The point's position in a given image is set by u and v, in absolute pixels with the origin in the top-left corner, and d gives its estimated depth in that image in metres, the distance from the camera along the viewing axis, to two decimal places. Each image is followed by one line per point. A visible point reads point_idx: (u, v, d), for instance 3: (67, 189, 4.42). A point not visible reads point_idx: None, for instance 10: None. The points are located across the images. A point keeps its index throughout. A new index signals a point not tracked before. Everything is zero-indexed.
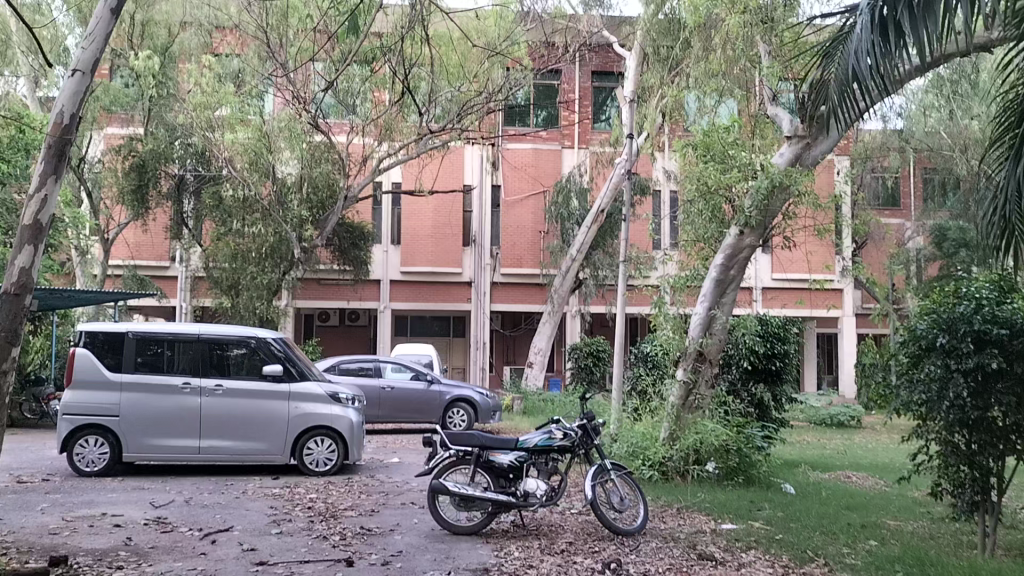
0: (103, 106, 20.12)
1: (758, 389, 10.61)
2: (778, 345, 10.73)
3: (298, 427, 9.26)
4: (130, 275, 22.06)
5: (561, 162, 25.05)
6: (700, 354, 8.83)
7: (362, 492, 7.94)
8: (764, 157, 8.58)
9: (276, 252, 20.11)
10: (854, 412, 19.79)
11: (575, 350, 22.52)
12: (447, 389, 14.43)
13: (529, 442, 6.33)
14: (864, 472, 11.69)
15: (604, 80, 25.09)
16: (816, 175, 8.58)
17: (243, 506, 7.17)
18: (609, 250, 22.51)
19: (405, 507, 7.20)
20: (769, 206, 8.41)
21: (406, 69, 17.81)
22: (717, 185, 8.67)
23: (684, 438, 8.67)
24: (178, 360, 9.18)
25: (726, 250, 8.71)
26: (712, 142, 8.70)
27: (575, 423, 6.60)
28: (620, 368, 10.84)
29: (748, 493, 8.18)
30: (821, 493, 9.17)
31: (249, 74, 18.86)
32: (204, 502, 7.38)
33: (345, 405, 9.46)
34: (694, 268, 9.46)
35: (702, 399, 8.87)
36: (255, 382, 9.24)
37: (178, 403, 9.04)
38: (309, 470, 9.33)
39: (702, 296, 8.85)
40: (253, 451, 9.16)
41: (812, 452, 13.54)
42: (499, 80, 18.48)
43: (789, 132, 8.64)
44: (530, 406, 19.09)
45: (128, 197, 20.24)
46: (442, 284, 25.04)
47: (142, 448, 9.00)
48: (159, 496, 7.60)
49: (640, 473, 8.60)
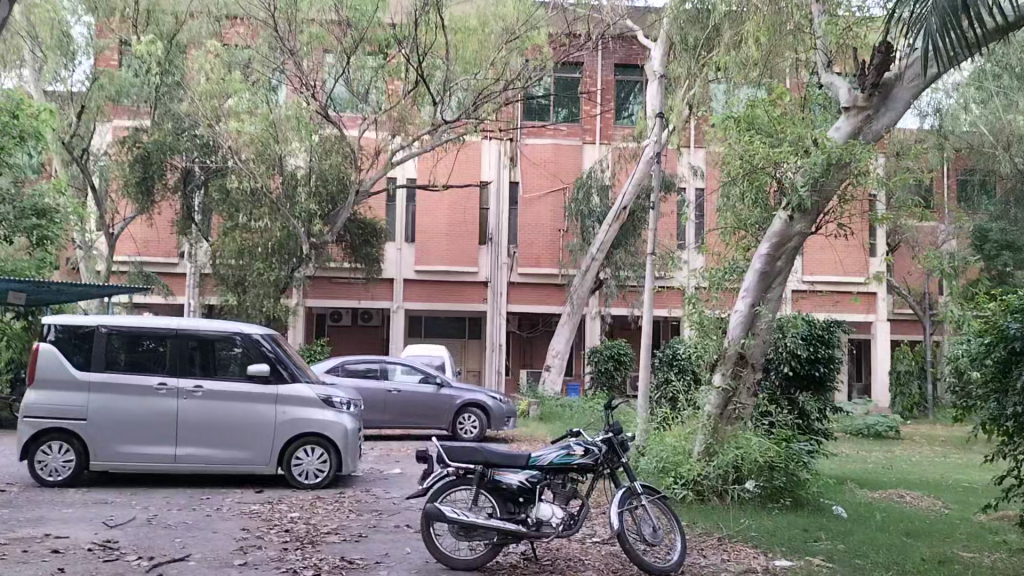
0: (110, 97, 18.78)
1: (801, 398, 9.49)
2: (822, 349, 9.61)
3: (286, 434, 8.25)
4: (135, 271, 21.18)
5: (582, 158, 24.05)
6: (740, 358, 7.74)
7: (351, 511, 6.93)
8: (820, 131, 7.48)
9: (284, 249, 19.15)
10: (893, 422, 18.57)
11: (595, 353, 21.40)
12: (457, 393, 13.40)
13: (543, 459, 5.29)
14: (918, 491, 10.53)
15: (626, 74, 24.23)
16: (877, 151, 7.49)
17: (212, 528, 6.18)
18: (631, 249, 21.42)
19: (398, 531, 6.17)
20: (824, 186, 7.28)
21: (420, 55, 17.00)
22: (767, 162, 7.49)
23: (722, 453, 7.52)
24: (155, 358, 8.23)
25: (772, 238, 7.61)
26: (757, 114, 7.71)
27: (599, 436, 5.56)
28: (647, 373, 9.73)
29: (799, 519, 7.06)
30: (877, 518, 8.03)
31: (258, 63, 18.03)
32: (169, 521, 6.41)
33: (339, 410, 8.45)
34: (732, 260, 8.42)
35: (742, 408, 7.76)
36: (239, 384, 8.25)
37: (153, 405, 8.08)
38: (297, 482, 8.32)
39: (743, 291, 7.75)
40: (235, 460, 8.16)
41: (855, 466, 12.42)
42: (518, 68, 17.44)
43: (848, 102, 7.52)
44: (547, 411, 17.99)
45: (132, 189, 19.23)
46: (456, 283, 24.00)
47: (111, 456, 8.05)
48: (119, 514, 6.62)
49: (672, 492, 7.49)
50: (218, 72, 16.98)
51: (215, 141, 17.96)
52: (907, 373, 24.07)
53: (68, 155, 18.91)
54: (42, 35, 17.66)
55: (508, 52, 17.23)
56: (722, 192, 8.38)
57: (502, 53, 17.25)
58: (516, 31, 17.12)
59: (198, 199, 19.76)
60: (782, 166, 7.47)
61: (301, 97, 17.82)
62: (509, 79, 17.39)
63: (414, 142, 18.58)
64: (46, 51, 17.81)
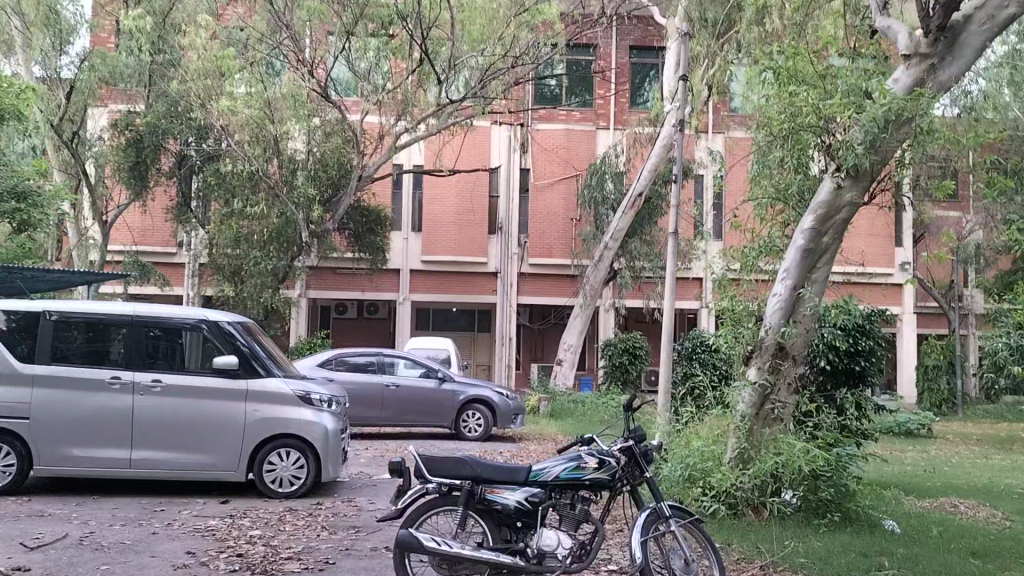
0: (102, 78, 17.77)
1: (840, 394, 8.31)
2: (862, 340, 8.50)
3: (257, 436, 7.24)
4: (130, 260, 20.00)
5: (596, 145, 22.88)
6: (780, 349, 6.57)
7: (325, 527, 5.94)
8: (874, 83, 6.36)
9: (281, 235, 17.89)
10: (925, 420, 17.43)
11: (610, 346, 20.32)
12: (460, 388, 12.40)
13: (548, 474, 4.29)
14: (970, 498, 9.41)
15: (643, 56, 23.12)
16: (946, 103, 6.31)
17: (150, 551, 5.20)
18: (647, 238, 20.23)
19: (375, 556, 5.16)
20: (881, 146, 6.17)
21: (424, 31, 15.76)
22: (817, 118, 6.40)
23: (758, 459, 6.42)
24: (107, 348, 7.26)
25: (819, 209, 6.51)
26: (799, 65, 6.68)
27: (616, 444, 4.53)
28: (667, 367, 8.64)
29: (851, 538, 6.00)
30: (934, 532, 6.98)
31: (254, 41, 16.78)
32: (103, 541, 5.42)
33: (319, 409, 7.45)
34: (768, 238, 7.39)
35: (782, 407, 6.60)
36: (205, 379, 7.25)
37: (105, 403, 7.12)
38: (270, 491, 7.31)
39: (784, 272, 6.62)
40: (199, 465, 7.17)
41: (895, 469, 11.25)
42: (527, 46, 16.22)
43: (908, 48, 6.36)
44: (558, 408, 16.89)
45: (126, 174, 18.21)
46: (465, 275, 22.93)
47: (59, 459, 7.10)
48: (50, 531, 5.66)
49: (701, 507, 6.46)
50: (211, 51, 15.80)
51: (208, 123, 16.72)
52: (936, 367, 22.82)
53: (58, 139, 18.05)
54: (27, 10, 16.62)
55: (517, 26, 15.99)
56: (760, 155, 7.37)
57: (511, 28, 16.04)
58: (526, 3, 15.87)
59: (195, 184, 18.80)
60: (833, 122, 6.39)
61: (299, 76, 16.58)
62: (519, 56, 16.20)
63: (418, 125, 17.46)
64: (32, 27, 16.79)
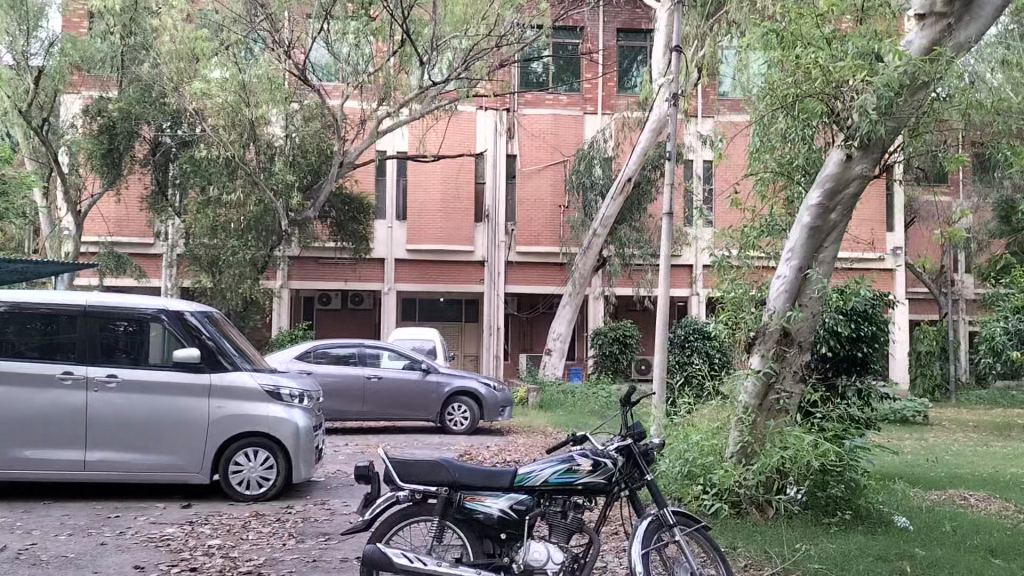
0: (74, 63, 16.94)
1: (843, 383, 7.81)
2: (865, 326, 8.03)
3: (222, 434, 6.71)
4: (106, 252, 19.03)
5: (583, 129, 22.32)
6: (785, 335, 6.05)
7: (292, 535, 5.43)
8: (885, 46, 5.88)
9: (260, 223, 17.26)
10: (921, 406, 17.10)
11: (600, 335, 19.82)
12: (445, 380, 11.89)
13: (535, 478, 3.79)
14: (980, 490, 8.98)
15: (631, 39, 22.62)
16: (964, 64, 5.87)
17: (94, 566, 4.67)
18: (637, 225, 19.73)
19: (345, 569, 4.65)
20: (893, 111, 5.79)
21: (405, 11, 15.15)
22: (825, 83, 6.00)
23: (762, 454, 5.93)
24: (59, 341, 6.71)
25: (826, 183, 5.99)
26: (802, 28, 6.22)
27: (610, 442, 4.03)
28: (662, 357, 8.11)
29: (866, 539, 5.55)
30: (947, 528, 6.55)
31: (228, 22, 15.99)
32: (43, 554, 4.88)
33: (289, 404, 6.92)
34: (769, 218, 6.92)
35: (787, 398, 6.08)
36: (164, 373, 6.71)
37: (56, 400, 6.56)
38: (237, 493, 6.80)
39: (789, 252, 6.11)
40: (159, 467, 6.63)
41: (897, 459, 10.83)
42: (510, 26, 15.66)
43: (922, 8, 5.86)
44: (548, 399, 16.39)
45: (98, 162, 17.22)
46: (451, 263, 22.37)
47: (5, 462, 6.53)
48: None
49: (702, 506, 6.00)
50: (184, 32, 15.26)
51: (182, 108, 16.03)
52: (929, 353, 22.48)
53: (27, 126, 17.05)
54: None
55: (501, 5, 15.49)
56: (761, 126, 6.98)
57: (494, 7, 15.55)
58: None
59: (170, 172, 17.98)
60: (842, 87, 6.03)
61: (275, 56, 15.92)
62: (502, 36, 15.69)
63: (400, 109, 16.82)
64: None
